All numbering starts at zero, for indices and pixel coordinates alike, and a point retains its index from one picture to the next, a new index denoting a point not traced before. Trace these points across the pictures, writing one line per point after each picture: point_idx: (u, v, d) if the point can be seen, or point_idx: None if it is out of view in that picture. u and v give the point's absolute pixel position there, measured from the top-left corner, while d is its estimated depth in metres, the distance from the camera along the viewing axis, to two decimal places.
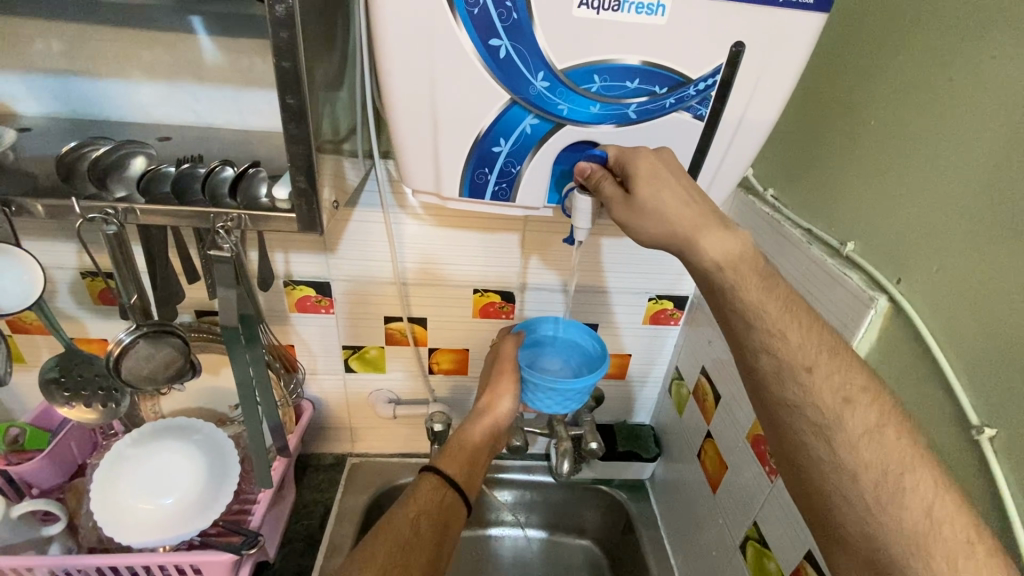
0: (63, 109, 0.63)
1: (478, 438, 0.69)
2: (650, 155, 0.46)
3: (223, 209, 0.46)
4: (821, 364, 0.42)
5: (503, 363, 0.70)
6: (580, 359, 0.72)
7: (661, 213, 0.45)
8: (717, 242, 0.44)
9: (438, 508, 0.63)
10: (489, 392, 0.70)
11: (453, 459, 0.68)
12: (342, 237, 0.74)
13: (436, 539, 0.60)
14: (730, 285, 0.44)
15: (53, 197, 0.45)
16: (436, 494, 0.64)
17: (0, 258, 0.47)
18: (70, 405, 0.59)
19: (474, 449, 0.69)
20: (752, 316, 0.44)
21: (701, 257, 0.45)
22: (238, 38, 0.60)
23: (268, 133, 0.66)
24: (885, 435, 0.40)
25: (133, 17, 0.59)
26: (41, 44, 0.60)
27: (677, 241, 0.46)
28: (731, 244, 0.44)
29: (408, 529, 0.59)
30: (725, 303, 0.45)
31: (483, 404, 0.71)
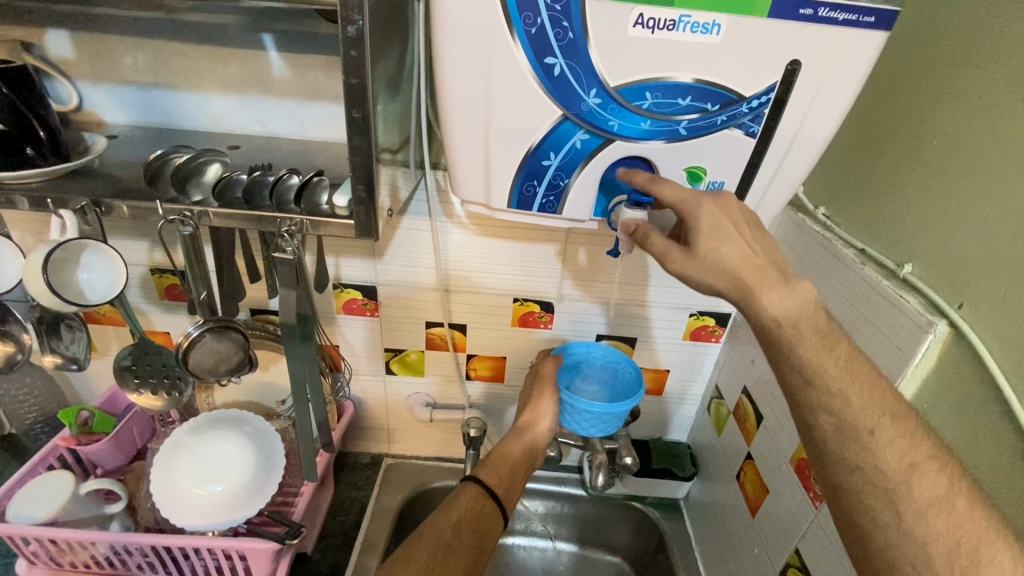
0: (145, 118, 0.69)
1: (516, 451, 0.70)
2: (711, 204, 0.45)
3: (288, 214, 0.49)
4: (884, 428, 0.41)
5: (544, 382, 0.72)
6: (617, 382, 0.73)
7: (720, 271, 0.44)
8: (774, 283, 0.44)
9: (479, 516, 0.63)
10: (529, 408, 0.72)
11: (491, 470, 0.68)
12: (391, 243, 0.77)
13: (475, 546, 0.61)
14: (788, 343, 0.44)
15: (138, 199, 0.49)
16: (477, 502, 0.64)
17: (89, 253, 0.51)
18: (139, 391, 0.63)
19: (514, 462, 0.70)
20: (813, 375, 0.43)
21: (761, 316, 0.44)
22: (305, 54, 0.64)
23: (327, 143, 0.70)
24: (955, 505, 0.38)
25: (211, 35, 0.64)
26: (129, 58, 0.65)
27: (735, 300, 0.45)
28: (789, 288, 0.44)
29: (450, 532, 0.60)
30: (784, 361, 0.44)
31: (523, 421, 0.71)
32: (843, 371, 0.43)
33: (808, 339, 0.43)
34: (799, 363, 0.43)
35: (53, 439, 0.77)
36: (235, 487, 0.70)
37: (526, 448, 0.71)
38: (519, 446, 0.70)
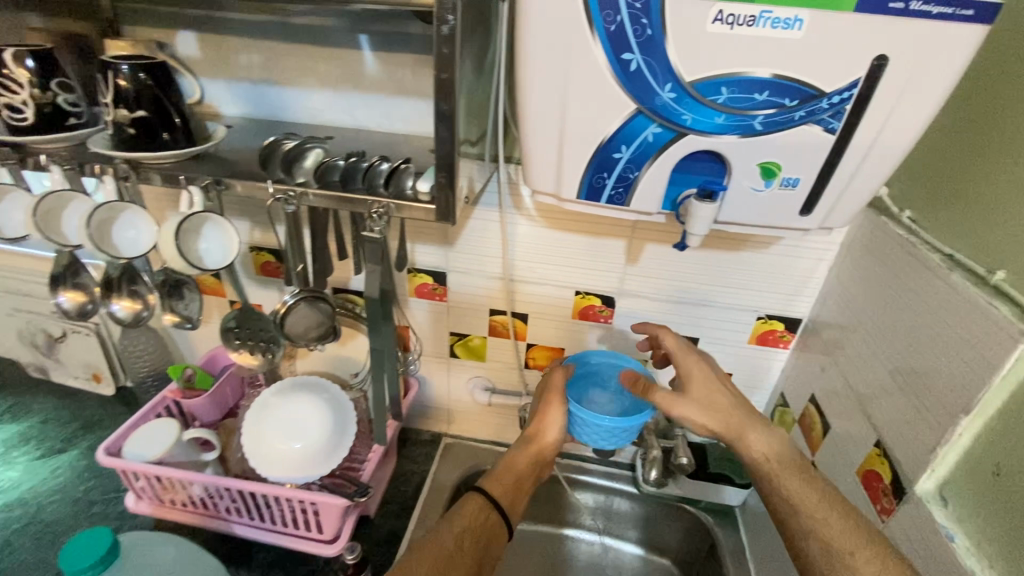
0: (254, 111, 0.78)
1: (522, 462, 0.70)
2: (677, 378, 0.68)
3: (376, 197, 0.54)
4: (861, 550, 0.52)
5: (551, 393, 0.71)
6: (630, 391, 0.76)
7: (706, 407, 0.63)
8: (758, 427, 0.63)
9: (482, 527, 0.64)
10: (535, 420, 0.71)
11: (497, 480, 0.69)
12: (462, 232, 0.81)
13: (476, 558, 0.62)
14: (769, 473, 0.60)
15: (251, 180, 0.56)
16: (481, 514, 0.65)
17: (208, 224, 0.59)
18: (239, 351, 0.71)
19: (519, 472, 0.69)
20: (795, 503, 0.57)
21: (750, 449, 0.62)
22: (396, 53, 0.70)
23: (410, 137, 0.75)
24: None
25: (316, 37, 0.71)
26: (245, 58, 0.74)
27: (729, 434, 0.63)
28: (768, 432, 0.63)
29: (451, 543, 0.62)
30: (771, 491, 0.59)
31: (530, 431, 0.71)
32: (821, 502, 0.57)
33: (789, 475, 0.59)
34: (781, 484, 0.59)
35: (163, 391, 0.87)
36: (297, 454, 0.75)
37: (532, 460, 0.70)
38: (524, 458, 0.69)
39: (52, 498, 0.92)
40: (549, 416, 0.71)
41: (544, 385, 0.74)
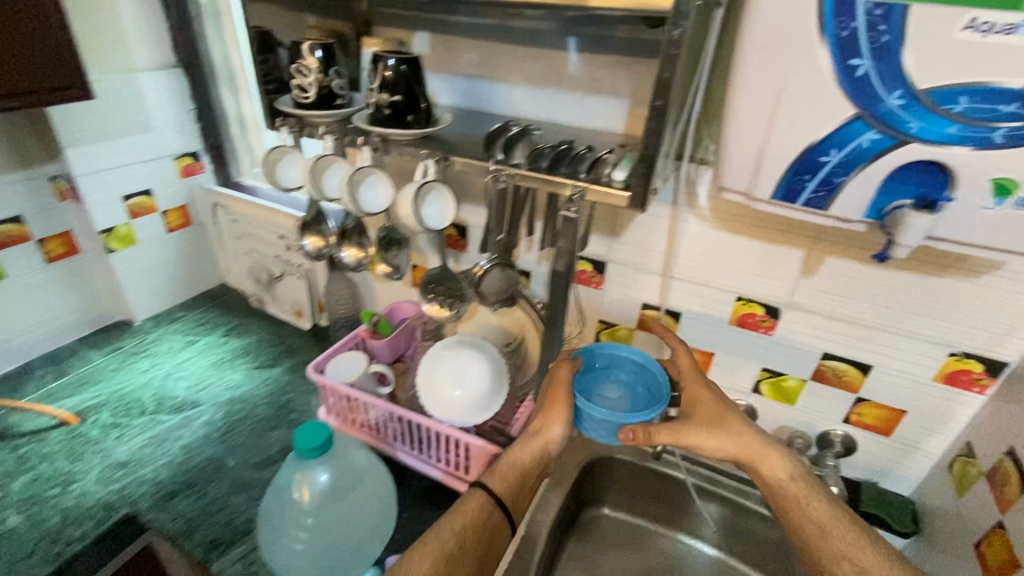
0: (464, 102, 0.90)
1: (525, 460, 0.75)
2: (687, 398, 0.78)
3: (577, 180, 0.61)
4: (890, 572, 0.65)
5: (556, 391, 0.77)
6: (639, 391, 0.83)
7: (721, 428, 0.73)
8: (773, 454, 0.72)
9: (482, 524, 0.70)
10: (541, 417, 0.78)
11: (500, 479, 0.74)
12: (631, 225, 0.86)
13: (477, 552, 0.69)
14: (792, 496, 0.71)
15: (470, 157, 0.66)
16: (481, 512, 0.71)
17: (434, 191, 0.71)
18: (431, 303, 0.84)
19: (522, 470, 0.75)
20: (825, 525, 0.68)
21: (772, 472, 0.72)
22: (600, 54, 0.76)
23: (597, 132, 0.81)
24: None
25: (530, 38, 0.80)
26: (465, 56, 0.86)
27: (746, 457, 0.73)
28: (785, 458, 0.73)
29: (453, 541, 0.68)
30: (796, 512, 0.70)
31: (532, 430, 0.77)
32: (844, 528, 0.68)
33: (814, 500, 0.70)
34: (807, 509, 0.69)
35: (356, 330, 1.06)
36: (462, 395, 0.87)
37: (536, 454, 0.76)
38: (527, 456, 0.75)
39: (263, 400, 1.15)
40: (556, 413, 0.77)
41: (551, 382, 0.79)
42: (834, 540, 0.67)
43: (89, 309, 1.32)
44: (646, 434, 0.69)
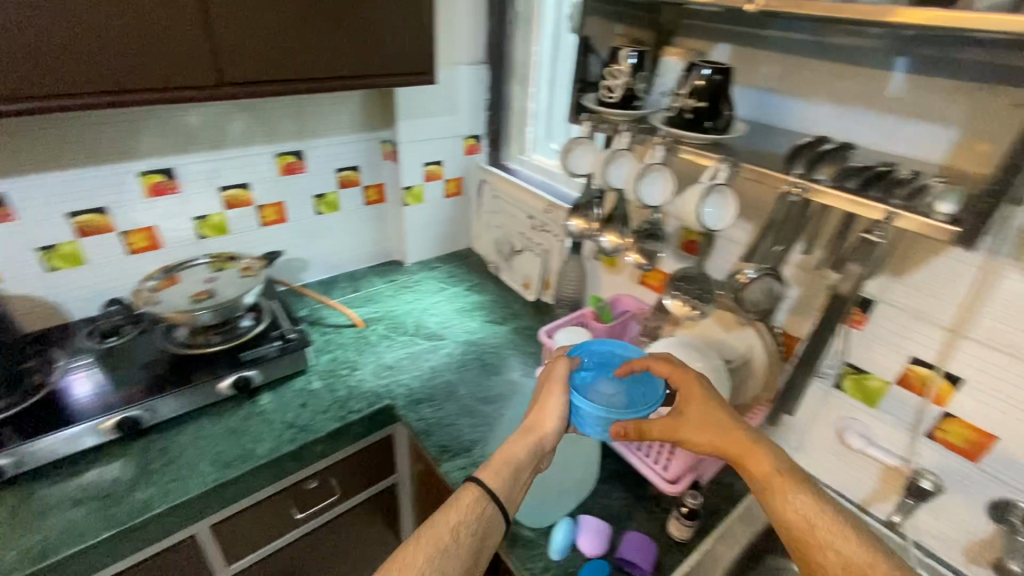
0: (752, 114, 0.91)
1: (523, 453, 0.79)
2: (681, 395, 0.82)
3: (889, 206, 0.58)
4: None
5: (554, 383, 0.84)
6: (633, 388, 0.89)
7: (704, 424, 0.78)
8: (757, 453, 0.75)
9: (477, 517, 0.72)
10: (538, 411, 0.84)
11: (496, 476, 0.76)
12: (922, 267, 0.77)
13: (474, 546, 0.70)
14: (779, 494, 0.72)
15: (767, 168, 0.68)
16: (477, 504, 0.73)
17: (716, 192, 0.75)
18: (676, 299, 0.88)
19: (518, 463, 0.78)
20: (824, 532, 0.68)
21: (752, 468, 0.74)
22: (936, 77, 0.70)
23: (907, 159, 0.75)
24: None
25: (850, 54, 0.77)
26: (766, 69, 0.87)
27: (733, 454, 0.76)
28: (775, 455, 0.74)
29: (447, 535, 0.69)
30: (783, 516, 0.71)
31: (530, 423, 0.82)
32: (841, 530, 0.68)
33: (804, 497, 0.71)
34: (794, 504, 0.71)
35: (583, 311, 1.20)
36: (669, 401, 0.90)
37: (532, 449, 0.80)
38: (524, 447, 0.79)
39: (490, 349, 1.35)
40: (552, 407, 0.83)
41: (548, 376, 0.87)
42: (820, 531, 0.68)
43: (378, 247, 1.66)
44: (637, 428, 0.78)
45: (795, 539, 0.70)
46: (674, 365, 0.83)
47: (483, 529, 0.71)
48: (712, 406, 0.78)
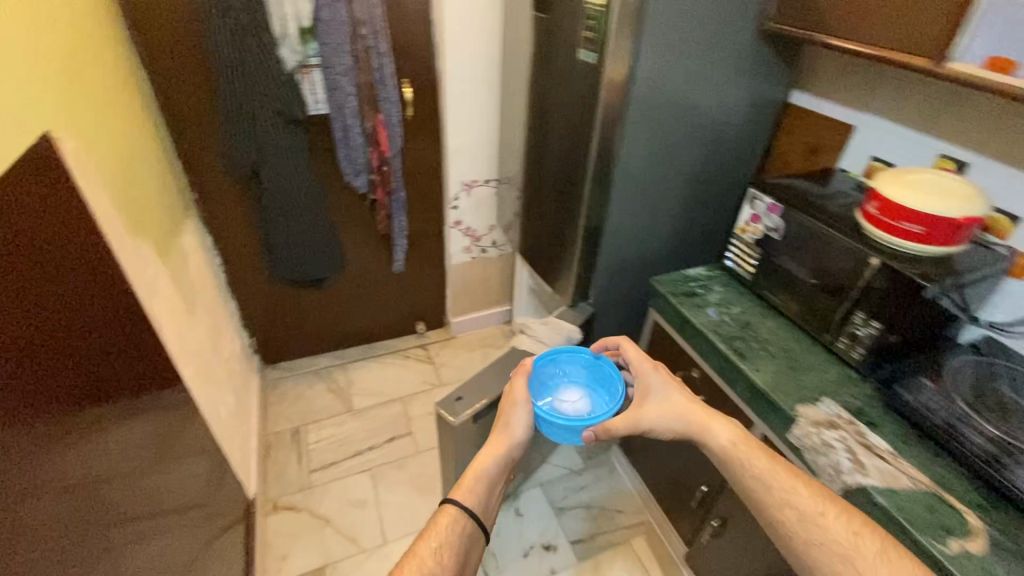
0: None
1: (496, 462, 1.18)
2: (639, 388, 1.22)
3: None
4: (855, 530, 0.88)
5: (514, 395, 1.23)
6: (600, 391, 1.35)
7: (675, 399, 1.15)
8: (728, 422, 1.07)
9: (444, 528, 1.09)
10: (506, 418, 1.21)
11: (465, 495, 1.13)
12: None
13: (450, 552, 1.07)
14: (740, 456, 1.02)
15: None
16: (449, 522, 1.09)
17: None
18: None
19: (477, 478, 1.16)
20: (792, 496, 0.94)
21: (716, 436, 1.04)
22: None
23: None
24: (873, 544, 0.86)
25: None
26: None
27: (699, 426, 1.09)
28: (737, 428, 1.06)
29: (428, 554, 1.04)
30: (739, 464, 1.01)
31: (502, 428, 1.21)
32: (812, 492, 0.93)
33: (755, 458, 1.01)
34: (743, 466, 1.01)
35: None
36: None
37: (500, 455, 1.20)
38: (483, 466, 1.17)
39: None
40: (514, 414, 1.22)
41: (512, 389, 1.24)
42: (776, 487, 0.95)
43: None
44: (601, 428, 1.13)
45: (765, 503, 0.95)
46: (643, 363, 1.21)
47: (453, 536, 1.08)
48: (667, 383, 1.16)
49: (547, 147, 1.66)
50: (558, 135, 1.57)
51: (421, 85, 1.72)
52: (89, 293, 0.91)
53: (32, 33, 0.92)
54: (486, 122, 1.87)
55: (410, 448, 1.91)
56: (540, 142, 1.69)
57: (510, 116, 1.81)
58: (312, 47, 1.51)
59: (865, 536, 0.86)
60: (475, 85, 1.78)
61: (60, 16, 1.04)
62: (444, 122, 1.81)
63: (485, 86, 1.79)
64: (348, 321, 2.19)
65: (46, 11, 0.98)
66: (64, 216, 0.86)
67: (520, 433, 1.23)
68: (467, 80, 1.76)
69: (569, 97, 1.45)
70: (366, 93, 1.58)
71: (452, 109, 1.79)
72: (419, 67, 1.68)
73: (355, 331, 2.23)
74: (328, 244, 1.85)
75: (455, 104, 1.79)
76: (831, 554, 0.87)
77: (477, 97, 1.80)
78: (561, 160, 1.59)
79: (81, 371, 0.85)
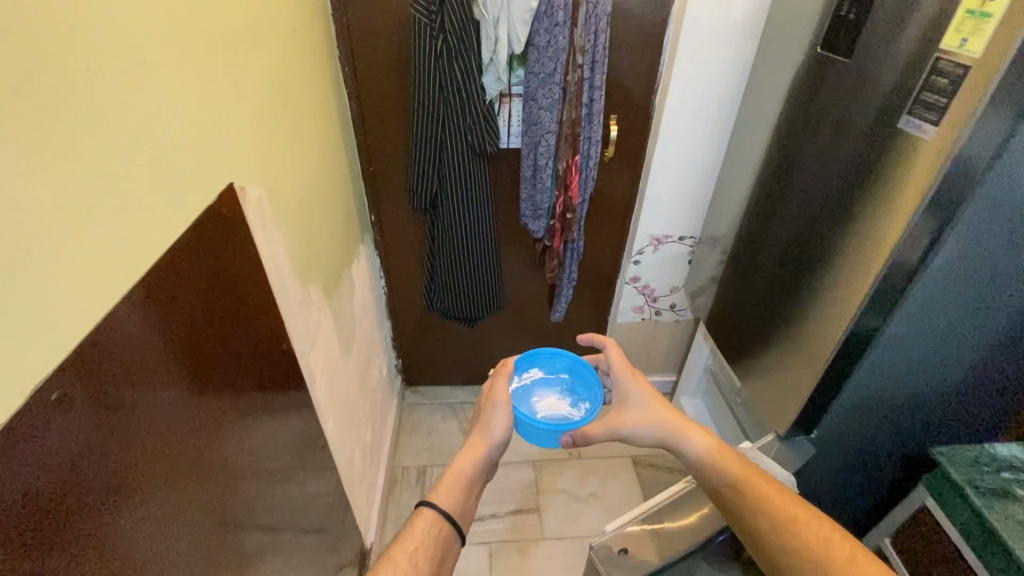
0: None
1: (475, 467, 1.19)
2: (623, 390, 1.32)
3: None
4: (829, 536, 0.98)
5: (499, 393, 1.25)
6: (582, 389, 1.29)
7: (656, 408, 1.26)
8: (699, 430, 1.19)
9: (427, 535, 1.08)
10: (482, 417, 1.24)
11: (448, 496, 1.14)
12: None
13: (429, 553, 1.07)
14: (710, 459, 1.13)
15: None
16: (433, 527, 1.09)
17: None
18: None
19: (455, 482, 1.16)
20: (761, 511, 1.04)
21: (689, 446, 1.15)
22: None
23: None
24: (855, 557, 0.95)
25: None
26: None
27: (670, 430, 1.21)
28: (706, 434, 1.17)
29: (410, 558, 1.04)
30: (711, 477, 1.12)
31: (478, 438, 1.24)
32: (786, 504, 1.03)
33: (736, 467, 1.11)
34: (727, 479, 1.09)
35: None
36: None
37: (477, 463, 1.19)
38: (459, 469, 1.17)
39: None
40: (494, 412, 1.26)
41: (494, 391, 1.28)
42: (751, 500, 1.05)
43: None
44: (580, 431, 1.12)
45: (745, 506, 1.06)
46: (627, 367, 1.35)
47: (443, 537, 1.09)
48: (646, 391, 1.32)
49: (785, 224, 1.22)
50: (809, 210, 1.13)
51: (632, 122, 1.43)
52: (244, 364, 0.79)
53: (234, 69, 0.80)
54: (700, 171, 1.52)
55: (534, 531, 1.65)
56: (775, 213, 1.26)
57: (735, 168, 1.44)
58: (520, 75, 1.32)
59: (832, 542, 0.96)
60: (698, 125, 1.44)
61: (266, 44, 0.93)
62: (647, 167, 1.50)
63: (708, 131, 1.45)
64: (493, 359, 2.02)
65: (252, 40, 0.87)
66: (220, 298, 0.71)
67: (499, 442, 1.23)
68: (690, 121, 1.42)
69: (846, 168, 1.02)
70: (569, 132, 1.34)
71: (662, 152, 1.47)
72: (634, 100, 1.40)
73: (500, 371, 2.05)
74: (488, 284, 1.69)
75: (667, 147, 1.47)
76: (799, 552, 0.96)
77: (696, 141, 1.46)
78: (804, 246, 1.15)
79: (218, 477, 0.70)
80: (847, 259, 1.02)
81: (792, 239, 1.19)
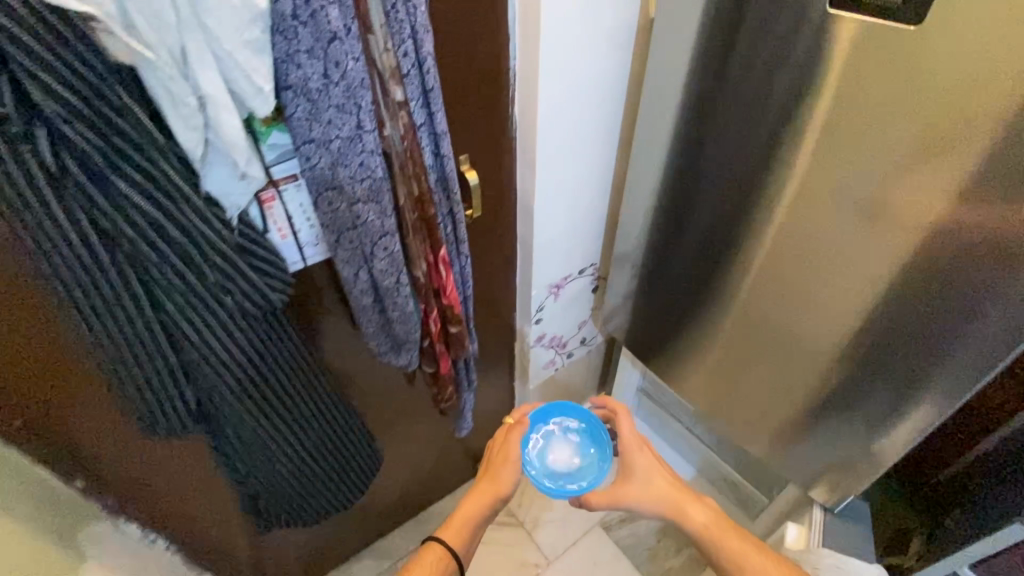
0: None
1: (480, 511, 1.05)
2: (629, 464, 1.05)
3: None
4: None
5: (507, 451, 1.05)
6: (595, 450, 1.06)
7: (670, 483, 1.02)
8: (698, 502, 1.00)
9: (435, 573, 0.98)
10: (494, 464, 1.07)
11: (455, 536, 1.02)
12: None
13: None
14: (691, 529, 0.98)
15: None
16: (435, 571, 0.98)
17: None
18: None
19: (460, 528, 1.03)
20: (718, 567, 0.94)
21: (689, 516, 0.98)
22: None
23: None
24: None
25: None
26: None
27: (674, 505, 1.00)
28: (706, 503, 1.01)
29: None
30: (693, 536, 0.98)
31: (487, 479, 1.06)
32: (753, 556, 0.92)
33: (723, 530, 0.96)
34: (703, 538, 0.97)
35: None
36: None
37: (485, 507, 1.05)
38: (469, 511, 1.04)
39: None
40: (501, 475, 1.05)
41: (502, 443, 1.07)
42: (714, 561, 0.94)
43: None
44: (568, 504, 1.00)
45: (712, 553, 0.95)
46: (636, 436, 1.04)
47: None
48: (654, 462, 1.02)
49: (744, 236, 0.90)
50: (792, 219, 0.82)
51: (489, 157, 0.90)
52: None
53: None
54: (592, 188, 1.08)
55: None
56: (724, 230, 0.92)
57: (642, 174, 1.04)
58: (285, 147, 0.64)
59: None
60: (586, 130, 0.96)
61: None
62: (528, 209, 1.01)
63: (597, 133, 0.99)
64: (387, 504, 1.42)
65: None
66: None
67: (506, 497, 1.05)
68: (575, 130, 0.94)
69: (855, 161, 0.72)
70: (418, 219, 0.74)
71: (548, 181, 0.98)
72: (487, 125, 0.86)
73: (401, 509, 1.48)
74: (348, 455, 1.05)
75: (553, 173, 0.97)
76: None
77: (585, 153, 1.00)
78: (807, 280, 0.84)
79: None
80: (891, 284, 0.76)
81: (768, 257, 0.88)
